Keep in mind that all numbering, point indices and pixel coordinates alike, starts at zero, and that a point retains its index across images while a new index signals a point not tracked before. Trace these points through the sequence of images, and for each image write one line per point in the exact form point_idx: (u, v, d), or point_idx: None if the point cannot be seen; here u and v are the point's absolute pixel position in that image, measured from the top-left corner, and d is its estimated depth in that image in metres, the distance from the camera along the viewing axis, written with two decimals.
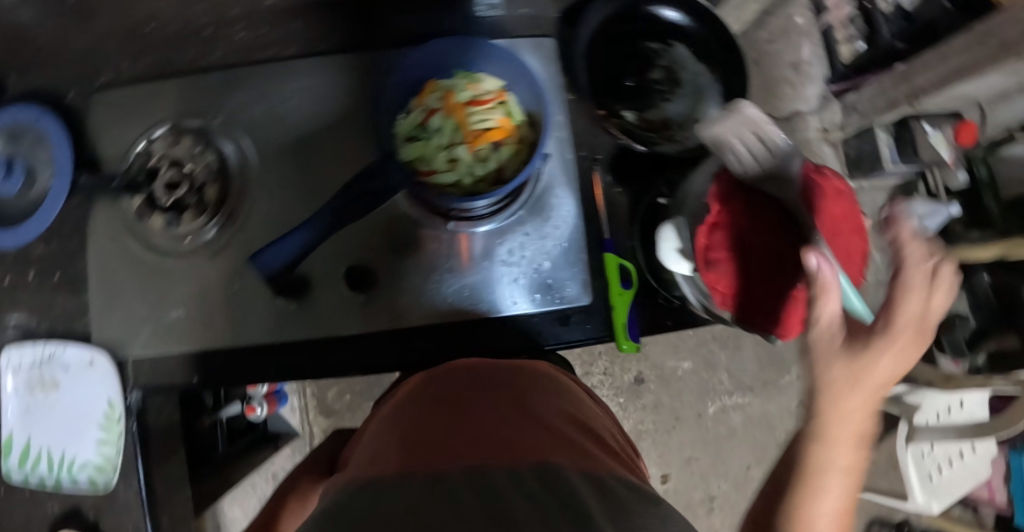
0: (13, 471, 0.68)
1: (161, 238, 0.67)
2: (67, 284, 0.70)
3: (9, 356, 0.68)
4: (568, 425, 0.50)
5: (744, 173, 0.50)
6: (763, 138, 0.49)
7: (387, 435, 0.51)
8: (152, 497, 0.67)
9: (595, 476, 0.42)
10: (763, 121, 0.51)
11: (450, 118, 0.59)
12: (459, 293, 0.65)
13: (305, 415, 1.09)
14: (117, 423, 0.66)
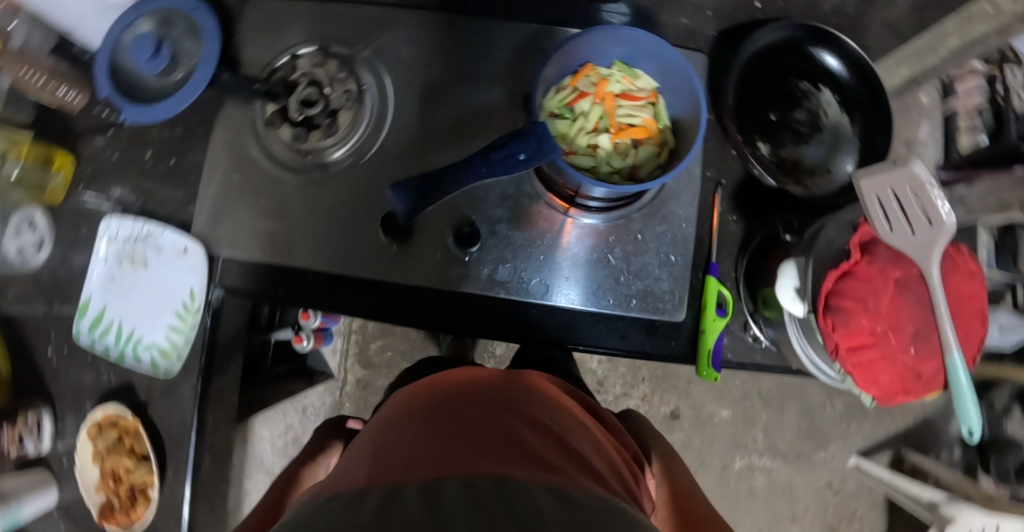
0: (82, 333, 0.68)
1: (280, 149, 0.68)
2: (177, 172, 0.71)
3: (109, 224, 0.69)
4: (547, 442, 0.45)
5: (891, 235, 0.47)
6: (924, 203, 0.46)
7: (366, 446, 0.48)
8: (204, 395, 0.68)
9: (561, 493, 0.36)
10: (929, 181, 0.46)
11: (600, 107, 0.59)
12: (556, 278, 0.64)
13: (343, 360, 1.12)
14: (194, 314, 0.67)
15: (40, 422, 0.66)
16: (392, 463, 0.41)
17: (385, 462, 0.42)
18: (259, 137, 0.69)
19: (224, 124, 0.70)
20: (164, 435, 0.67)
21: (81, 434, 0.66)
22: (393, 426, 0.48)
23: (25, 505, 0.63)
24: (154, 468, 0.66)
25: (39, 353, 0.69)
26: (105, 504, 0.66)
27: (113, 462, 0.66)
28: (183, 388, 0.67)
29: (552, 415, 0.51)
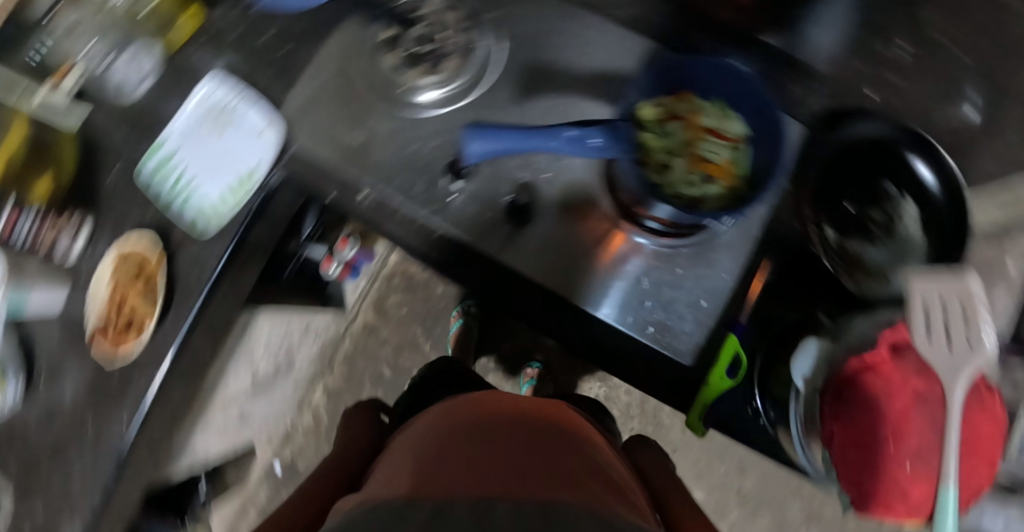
0: (145, 169, 0.68)
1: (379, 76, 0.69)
2: (280, 63, 0.73)
3: (212, 82, 0.70)
4: (564, 476, 0.52)
5: (924, 346, 0.46)
6: (968, 318, 0.45)
7: (400, 472, 0.56)
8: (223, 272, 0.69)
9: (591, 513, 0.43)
10: (980, 301, 0.46)
11: (688, 134, 0.60)
12: (587, 280, 0.64)
13: (360, 299, 1.10)
14: (248, 190, 0.68)
15: (78, 228, 0.70)
16: (433, 480, 0.52)
17: (427, 489, 0.50)
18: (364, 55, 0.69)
19: (341, 36, 0.70)
20: (179, 288, 0.69)
21: (109, 252, 0.70)
22: (426, 463, 0.56)
23: (32, 289, 0.67)
24: (157, 309, 0.68)
25: (101, 174, 0.72)
26: (101, 325, 0.69)
27: (125, 288, 0.68)
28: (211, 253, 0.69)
29: (570, 454, 0.59)
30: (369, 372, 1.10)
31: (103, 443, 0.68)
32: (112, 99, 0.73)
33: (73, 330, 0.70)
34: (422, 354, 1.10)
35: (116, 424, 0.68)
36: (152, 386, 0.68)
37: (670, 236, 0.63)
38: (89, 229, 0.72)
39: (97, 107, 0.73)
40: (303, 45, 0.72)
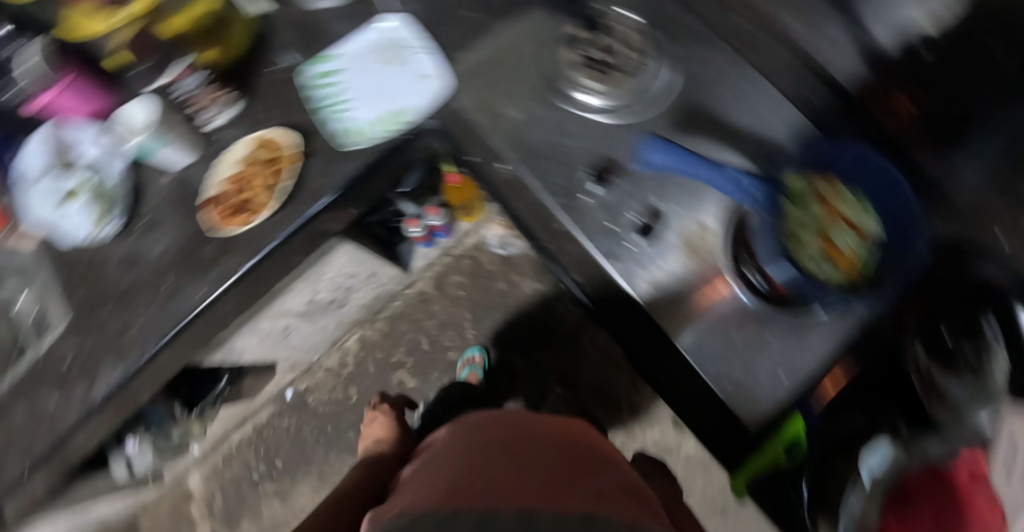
0: (309, 73, 0.67)
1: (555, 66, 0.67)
2: (458, 22, 0.69)
3: (399, 17, 0.68)
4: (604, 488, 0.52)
5: None
6: None
7: (428, 481, 0.55)
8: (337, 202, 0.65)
9: None
10: None
11: (817, 218, 0.57)
12: (678, 311, 0.64)
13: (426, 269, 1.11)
14: (397, 125, 0.64)
15: (225, 107, 0.69)
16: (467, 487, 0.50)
17: (464, 497, 0.48)
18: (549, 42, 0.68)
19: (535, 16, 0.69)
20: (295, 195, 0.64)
21: (251, 135, 0.67)
22: (456, 472, 0.55)
23: (172, 143, 0.66)
24: (276, 202, 0.63)
25: (263, 60, 0.71)
26: (216, 196, 0.65)
27: (251, 172, 0.65)
28: (340, 173, 0.64)
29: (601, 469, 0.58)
30: (409, 335, 1.10)
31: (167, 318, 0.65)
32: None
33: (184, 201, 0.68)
34: (465, 336, 1.10)
35: (181, 305, 0.65)
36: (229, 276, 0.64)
37: (770, 299, 0.64)
38: (233, 111, 0.70)
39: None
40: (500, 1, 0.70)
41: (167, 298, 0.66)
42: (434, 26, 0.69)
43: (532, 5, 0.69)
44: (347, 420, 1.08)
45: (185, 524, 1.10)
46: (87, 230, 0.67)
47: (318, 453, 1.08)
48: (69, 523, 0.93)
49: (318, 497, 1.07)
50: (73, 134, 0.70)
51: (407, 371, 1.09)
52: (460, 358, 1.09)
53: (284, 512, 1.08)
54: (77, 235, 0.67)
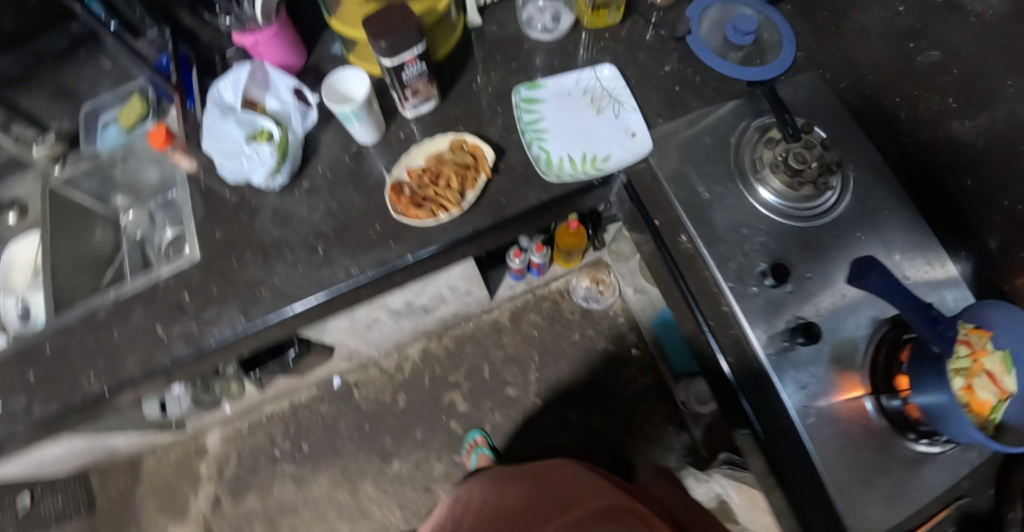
0: (519, 94, 0.69)
1: (749, 159, 0.67)
2: (663, 91, 0.71)
3: (607, 72, 0.70)
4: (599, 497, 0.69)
5: None
6: None
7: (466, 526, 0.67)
8: (511, 219, 0.64)
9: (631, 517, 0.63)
10: None
11: (960, 368, 0.55)
12: (809, 407, 0.60)
13: (508, 300, 1.12)
14: (594, 170, 0.65)
15: (422, 101, 0.67)
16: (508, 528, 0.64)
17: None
18: (742, 131, 0.69)
19: (736, 106, 0.70)
20: (474, 206, 0.63)
21: (450, 134, 0.66)
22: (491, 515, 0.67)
23: (368, 117, 0.63)
24: (462, 206, 0.62)
25: (468, 69, 0.73)
26: (401, 182, 0.64)
27: (442, 169, 0.63)
28: (523, 199, 0.64)
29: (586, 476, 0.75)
30: (472, 358, 1.10)
31: (309, 284, 0.64)
32: (513, 20, 0.75)
33: (355, 176, 0.67)
34: (527, 375, 1.09)
35: (329, 277, 0.64)
36: (388, 262, 0.63)
37: (896, 422, 0.60)
38: (425, 107, 0.69)
39: (497, 18, 0.76)
40: (705, 84, 0.72)
41: (315, 265, 0.64)
42: (638, 88, 0.71)
43: (738, 97, 0.71)
44: (387, 423, 1.07)
45: (189, 479, 1.05)
46: (265, 175, 0.63)
47: (348, 447, 1.05)
48: (87, 444, 0.89)
49: (334, 493, 1.03)
50: (265, 79, 0.69)
51: (460, 393, 1.08)
52: (516, 395, 1.07)
53: (295, 498, 1.03)
54: (254, 176, 0.63)
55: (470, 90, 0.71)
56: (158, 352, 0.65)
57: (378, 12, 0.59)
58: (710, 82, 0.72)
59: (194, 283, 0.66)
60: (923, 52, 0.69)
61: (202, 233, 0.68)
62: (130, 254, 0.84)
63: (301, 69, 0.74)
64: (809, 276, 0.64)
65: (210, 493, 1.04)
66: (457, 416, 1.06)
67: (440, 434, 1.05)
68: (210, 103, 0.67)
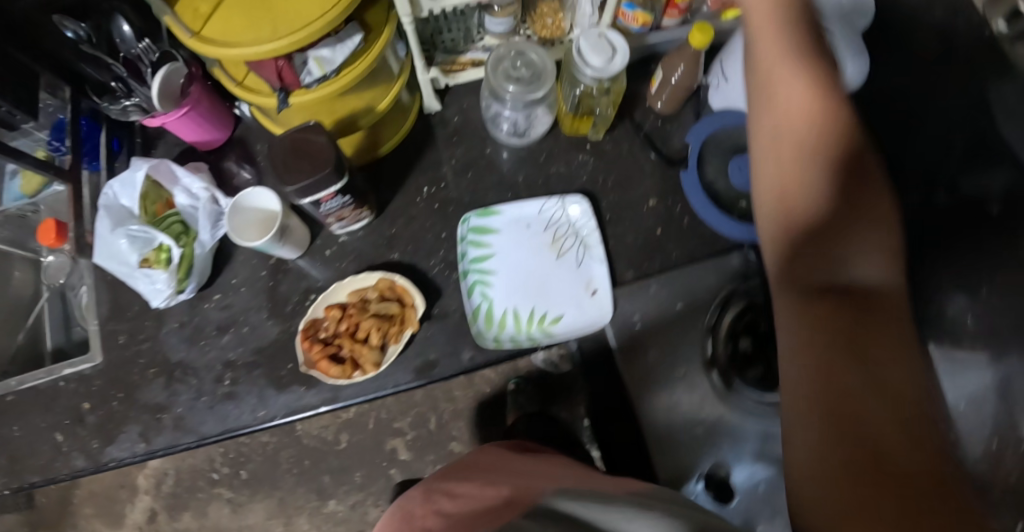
0: (468, 223, 0.59)
1: (723, 344, 0.57)
2: (638, 230, 0.61)
3: (571, 206, 0.60)
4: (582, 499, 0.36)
5: None
6: None
7: None
8: (438, 377, 0.57)
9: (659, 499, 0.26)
10: None
11: None
12: None
13: None
14: (537, 338, 0.57)
15: (353, 221, 0.58)
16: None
17: None
18: (725, 299, 0.58)
19: (723, 266, 0.59)
20: (396, 362, 0.57)
21: (379, 272, 0.57)
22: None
23: (280, 248, 0.57)
24: (382, 364, 0.56)
25: (418, 171, 0.62)
26: (320, 322, 0.57)
27: (362, 319, 0.56)
28: (451, 360, 0.57)
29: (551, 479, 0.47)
30: (420, 408, 1.05)
31: (212, 421, 0.59)
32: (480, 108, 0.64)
33: (270, 296, 0.61)
34: (475, 431, 1.05)
35: (234, 414, 0.59)
36: (298, 411, 0.58)
37: None
38: (358, 223, 0.60)
39: (460, 105, 0.65)
40: (689, 226, 0.61)
41: (218, 399, 0.59)
42: (610, 224, 0.61)
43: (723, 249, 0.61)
44: (328, 463, 1.04)
45: (127, 490, 1.05)
46: (165, 300, 0.59)
47: (286, 481, 1.04)
48: None
49: (269, 524, 1.03)
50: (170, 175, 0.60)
51: (404, 441, 1.05)
52: (461, 451, 1.04)
53: (230, 523, 1.03)
54: (153, 299, 0.59)
55: (416, 199, 0.61)
56: (57, 462, 0.61)
57: (291, 140, 0.48)
58: (694, 225, 0.61)
59: (96, 392, 0.62)
60: (952, 251, 0.57)
61: (105, 335, 0.63)
62: (49, 307, 0.78)
63: (225, 143, 0.67)
64: (757, 485, 0.52)
65: (147, 506, 1.05)
66: (398, 464, 1.04)
67: (379, 481, 1.04)
68: (101, 208, 0.60)
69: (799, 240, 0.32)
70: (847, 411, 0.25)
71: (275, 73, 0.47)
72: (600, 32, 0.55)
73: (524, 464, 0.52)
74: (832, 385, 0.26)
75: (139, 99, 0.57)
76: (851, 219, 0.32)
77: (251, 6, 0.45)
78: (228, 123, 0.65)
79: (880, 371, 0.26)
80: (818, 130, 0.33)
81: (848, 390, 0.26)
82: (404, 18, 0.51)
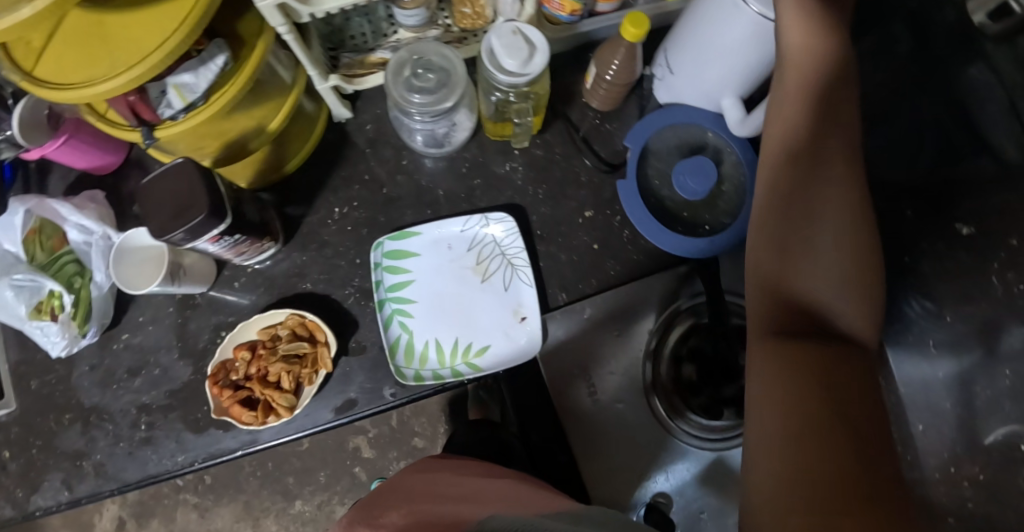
0: (382, 248, 0.55)
1: (666, 368, 0.54)
2: (573, 245, 0.56)
3: (490, 222, 0.55)
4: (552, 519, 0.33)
5: None
6: None
7: None
8: (360, 415, 0.53)
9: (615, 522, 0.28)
10: None
11: None
12: None
13: None
14: (460, 369, 0.54)
15: (260, 252, 0.54)
16: None
17: None
18: (669, 318, 0.54)
19: (667, 284, 0.55)
20: (314, 402, 0.53)
21: (288, 308, 0.54)
22: None
23: (179, 287, 0.53)
24: (298, 406, 0.52)
25: (330, 191, 0.58)
26: (230, 363, 0.54)
27: (271, 364, 0.52)
28: (372, 397, 0.53)
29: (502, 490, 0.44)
30: None
31: (132, 467, 0.56)
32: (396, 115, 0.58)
33: (180, 334, 0.58)
34: (438, 428, 1.02)
35: (153, 459, 0.56)
36: (218, 455, 0.55)
37: None
38: (267, 253, 0.56)
39: (373, 111, 0.59)
40: (628, 237, 0.57)
41: (137, 444, 0.56)
42: (541, 241, 0.56)
43: (665, 264, 0.56)
44: (292, 464, 1.02)
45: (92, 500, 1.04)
46: (66, 349, 0.57)
47: (251, 484, 1.02)
48: None
49: (238, 527, 1.02)
50: (55, 213, 0.57)
51: (366, 439, 1.03)
52: (425, 448, 1.02)
53: (198, 528, 1.03)
54: (52, 348, 0.56)
55: (329, 224, 0.57)
56: None
57: (158, 178, 0.44)
58: (632, 237, 0.57)
59: (13, 440, 0.58)
60: None
61: (18, 380, 0.60)
62: None
63: (124, 165, 0.62)
64: (701, 514, 0.51)
65: (114, 514, 1.04)
66: (362, 462, 1.02)
67: (344, 479, 1.02)
68: None
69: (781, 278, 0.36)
70: (800, 430, 0.30)
71: (128, 109, 0.44)
72: (515, 26, 0.47)
73: (463, 473, 0.49)
74: (805, 413, 0.30)
75: (10, 134, 0.54)
76: (829, 254, 0.36)
77: (86, 39, 0.41)
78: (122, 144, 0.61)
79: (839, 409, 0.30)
80: (816, 171, 0.36)
81: (820, 420, 0.30)
82: (281, 28, 0.44)
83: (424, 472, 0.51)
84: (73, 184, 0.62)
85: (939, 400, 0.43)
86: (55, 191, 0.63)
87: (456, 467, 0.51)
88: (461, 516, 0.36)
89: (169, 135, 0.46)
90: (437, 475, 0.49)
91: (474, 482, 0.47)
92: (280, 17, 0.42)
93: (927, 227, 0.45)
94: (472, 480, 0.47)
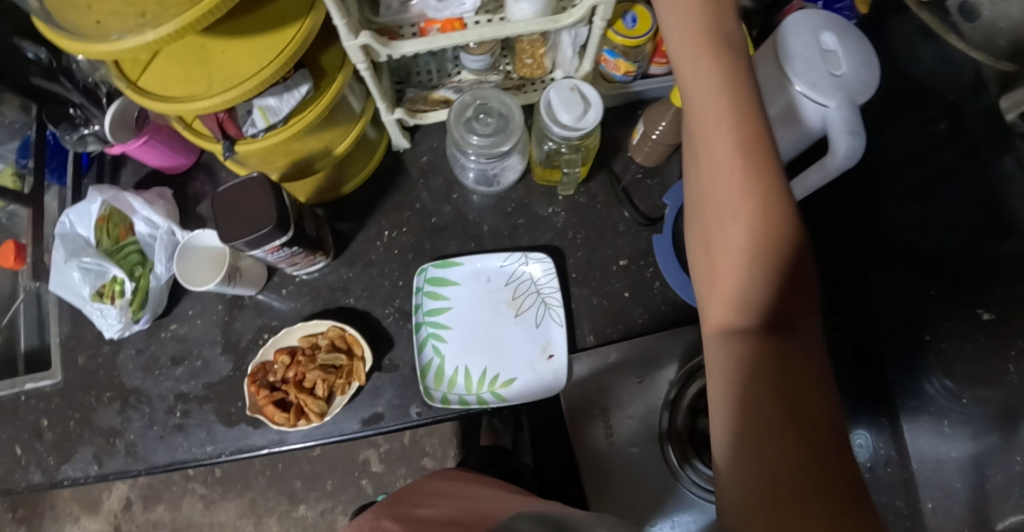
0: (425, 273, 0.58)
1: (683, 417, 0.55)
2: (605, 289, 0.59)
3: (527, 260, 0.59)
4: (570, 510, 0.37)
5: None
6: None
7: None
8: (386, 428, 0.55)
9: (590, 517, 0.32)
10: None
11: None
12: None
13: None
14: (484, 397, 0.56)
15: (312, 264, 0.58)
16: None
17: None
18: (690, 371, 0.55)
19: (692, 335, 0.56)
20: (343, 412, 0.56)
21: (331, 320, 0.57)
22: None
23: (233, 289, 0.56)
24: (328, 414, 0.55)
25: (381, 213, 0.61)
26: (270, 366, 0.57)
27: (309, 371, 0.55)
28: (398, 414, 0.56)
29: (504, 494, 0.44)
30: None
31: (161, 451, 0.59)
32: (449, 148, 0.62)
33: (224, 331, 0.61)
34: (449, 450, 1.04)
35: (183, 446, 0.59)
36: (245, 450, 0.58)
37: None
38: (318, 266, 0.59)
39: (430, 145, 0.63)
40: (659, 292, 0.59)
41: (169, 430, 0.59)
42: (575, 283, 0.59)
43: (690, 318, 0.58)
44: (301, 467, 1.04)
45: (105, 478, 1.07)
46: (120, 332, 0.61)
47: (259, 481, 1.05)
48: None
49: (239, 523, 1.04)
50: (128, 206, 0.61)
51: (377, 453, 1.04)
52: (433, 469, 1.04)
53: (202, 518, 1.05)
54: (107, 330, 0.61)
55: (377, 245, 0.61)
56: (14, 475, 0.61)
57: (230, 188, 0.48)
58: (663, 288, 0.58)
59: (53, 410, 0.62)
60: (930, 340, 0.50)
61: (67, 354, 0.63)
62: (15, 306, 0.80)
63: (191, 167, 0.67)
64: None
65: (122, 494, 1.07)
66: (370, 475, 1.04)
67: (350, 490, 1.03)
68: (56, 236, 0.61)
69: (744, 297, 0.31)
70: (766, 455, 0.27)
71: (216, 124, 0.48)
72: (574, 84, 0.50)
73: (465, 482, 0.49)
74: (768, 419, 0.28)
75: (96, 129, 0.61)
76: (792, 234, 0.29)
77: (189, 57, 0.46)
78: (193, 149, 0.66)
79: (800, 411, 0.27)
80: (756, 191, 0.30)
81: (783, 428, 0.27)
82: (361, 65, 0.48)
83: (442, 480, 0.50)
84: (143, 179, 0.67)
85: (951, 481, 0.45)
86: (126, 183, 0.67)
87: (463, 477, 0.51)
88: (487, 519, 0.37)
89: (247, 150, 0.51)
90: (445, 482, 0.49)
91: (476, 486, 0.47)
92: (361, 56, 0.46)
93: (950, 310, 0.47)
94: (474, 486, 0.47)
